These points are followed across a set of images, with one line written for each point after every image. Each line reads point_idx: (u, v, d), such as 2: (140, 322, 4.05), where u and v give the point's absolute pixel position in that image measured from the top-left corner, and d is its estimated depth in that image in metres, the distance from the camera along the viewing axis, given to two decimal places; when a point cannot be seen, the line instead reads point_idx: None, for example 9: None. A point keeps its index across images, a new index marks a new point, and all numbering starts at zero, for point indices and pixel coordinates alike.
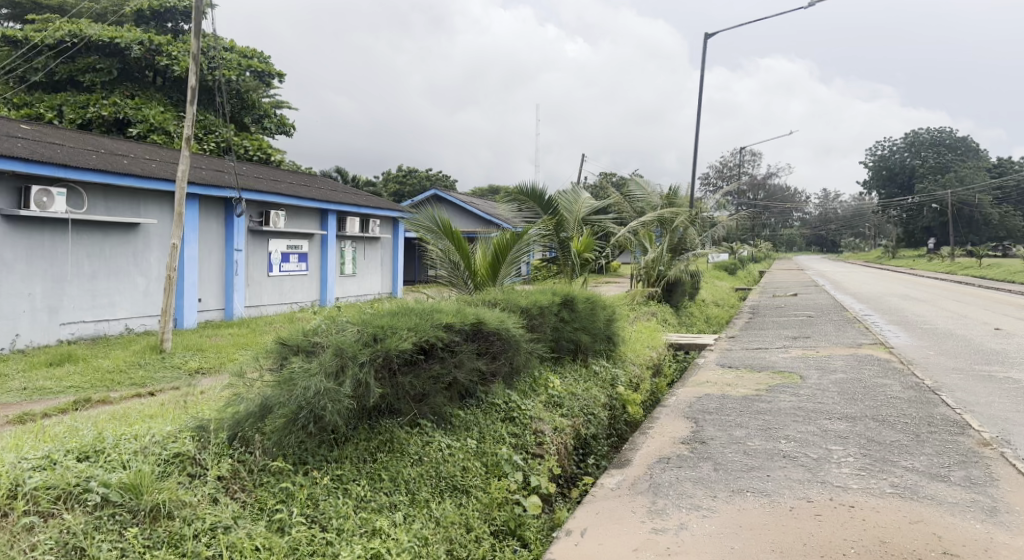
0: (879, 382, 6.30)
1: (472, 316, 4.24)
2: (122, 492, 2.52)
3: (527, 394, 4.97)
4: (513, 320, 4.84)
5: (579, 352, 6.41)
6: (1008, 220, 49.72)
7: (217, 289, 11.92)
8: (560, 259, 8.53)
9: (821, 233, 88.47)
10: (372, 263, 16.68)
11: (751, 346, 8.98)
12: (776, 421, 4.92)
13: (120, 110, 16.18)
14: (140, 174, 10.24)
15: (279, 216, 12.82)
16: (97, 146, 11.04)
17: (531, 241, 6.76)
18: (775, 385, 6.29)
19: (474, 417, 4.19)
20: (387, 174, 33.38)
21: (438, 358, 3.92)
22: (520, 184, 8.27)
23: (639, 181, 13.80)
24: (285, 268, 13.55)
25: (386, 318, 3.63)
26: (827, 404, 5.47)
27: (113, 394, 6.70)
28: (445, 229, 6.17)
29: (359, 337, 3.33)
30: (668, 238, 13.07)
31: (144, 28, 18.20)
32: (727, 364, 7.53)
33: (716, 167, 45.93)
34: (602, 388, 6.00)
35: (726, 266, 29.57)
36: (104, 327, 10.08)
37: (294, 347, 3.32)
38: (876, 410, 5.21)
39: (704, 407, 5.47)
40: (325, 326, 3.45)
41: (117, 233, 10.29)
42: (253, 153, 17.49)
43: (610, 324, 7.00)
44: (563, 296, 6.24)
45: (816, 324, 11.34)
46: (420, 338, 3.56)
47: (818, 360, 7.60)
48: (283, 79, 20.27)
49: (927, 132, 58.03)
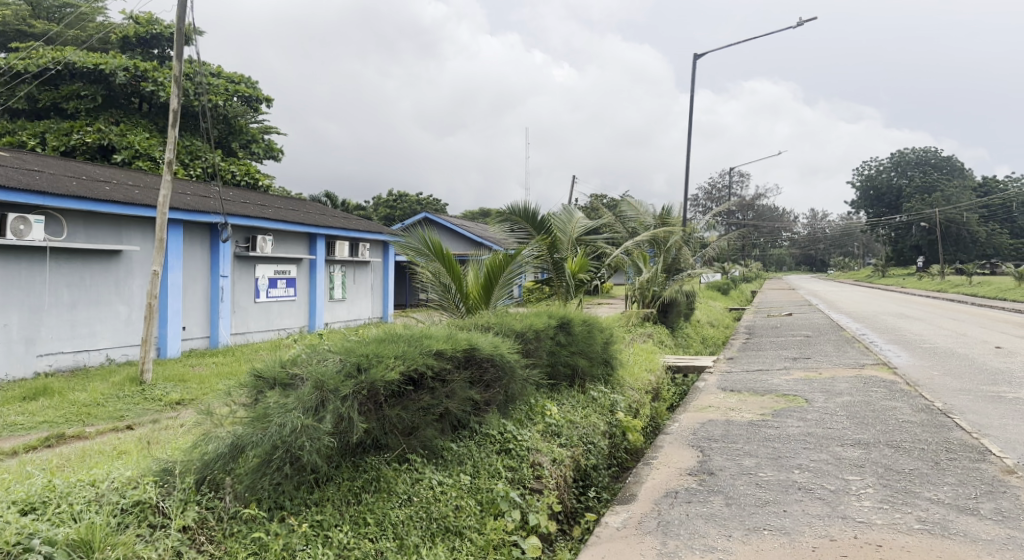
0: (888, 405, 6.06)
1: (464, 342, 3.97)
2: (70, 550, 2.24)
3: (523, 424, 4.69)
4: (508, 345, 4.59)
5: (576, 378, 6.15)
6: (995, 237, 50.10)
7: (201, 317, 11.60)
8: (554, 280, 8.29)
9: (811, 253, 88.95)
10: (361, 287, 16.40)
11: (751, 368, 8.74)
12: (785, 449, 4.67)
13: (104, 136, 15.94)
14: (122, 200, 9.97)
15: (266, 241, 12.55)
16: (79, 173, 10.78)
17: (525, 262, 6.53)
18: (780, 410, 6.03)
19: (467, 450, 3.91)
20: (378, 199, 33.23)
21: (428, 388, 3.64)
22: (512, 204, 8.02)
23: (632, 201, 13.65)
24: (272, 293, 13.25)
25: (372, 345, 3.35)
26: (836, 429, 5.22)
27: (89, 429, 6.38)
28: (435, 250, 5.91)
29: (341, 368, 3.06)
30: (662, 258, 12.89)
31: (129, 55, 17.98)
32: (728, 387, 7.27)
33: (706, 188, 46.12)
34: (601, 415, 5.73)
35: (718, 286, 29.47)
36: (84, 358, 9.74)
37: (270, 379, 3.04)
38: (889, 436, 4.96)
39: (708, 434, 5.21)
40: (305, 356, 3.18)
41: (98, 260, 9.98)
42: (240, 178, 17.27)
43: (607, 347, 6.76)
44: (559, 319, 6.00)
45: (815, 344, 11.13)
46: (408, 368, 3.29)
47: (822, 382, 7.36)
48: (270, 104, 20.12)
49: (913, 152, 58.72)
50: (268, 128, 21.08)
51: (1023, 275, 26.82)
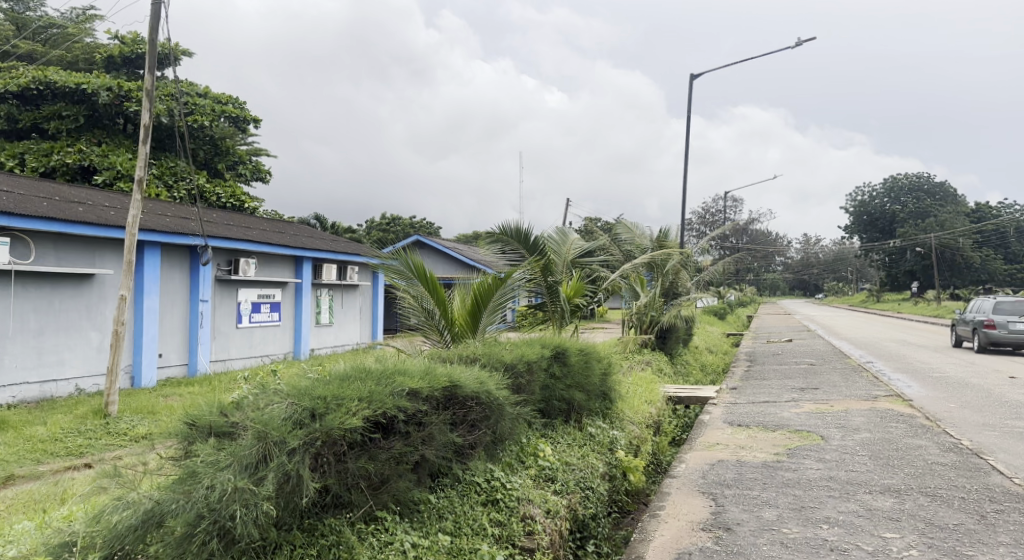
0: (913, 444, 5.56)
1: (444, 378, 3.44)
2: None
3: (514, 469, 4.19)
4: (496, 381, 4.07)
5: (571, 413, 5.64)
6: (989, 263, 49.77)
7: (179, 343, 11.01)
8: (548, 305, 7.79)
9: (805, 278, 88.79)
10: (348, 312, 15.88)
11: (758, 399, 8.23)
12: (808, 498, 4.16)
13: (85, 157, 15.51)
14: (95, 222, 9.44)
15: (249, 263, 12.04)
16: (52, 194, 10.26)
17: (516, 285, 6.02)
18: (796, 449, 5.51)
19: (448, 503, 3.38)
20: (371, 223, 32.83)
21: (401, 434, 3.08)
22: (504, 224, 7.55)
23: (627, 224, 13.23)
24: (255, 318, 12.70)
25: (333, 385, 2.82)
26: (861, 472, 4.73)
27: (43, 467, 5.79)
28: (418, 272, 5.41)
29: (292, 416, 2.54)
30: (660, 282, 12.46)
31: (115, 75, 17.60)
32: (735, 422, 6.77)
33: (700, 212, 45.95)
34: (600, 455, 5.21)
35: (714, 310, 28.93)
36: (51, 388, 9.15)
37: (206, 427, 2.54)
38: (921, 481, 4.45)
39: (720, 478, 4.69)
40: (252, 399, 2.67)
41: (68, 285, 9.45)
42: (226, 200, 16.82)
43: (605, 378, 6.28)
44: (554, 348, 5.50)
45: (822, 373, 10.60)
46: (375, 412, 2.75)
47: (835, 416, 6.84)
48: (258, 125, 19.73)
49: (906, 177, 58.95)
50: (258, 151, 20.76)
51: None
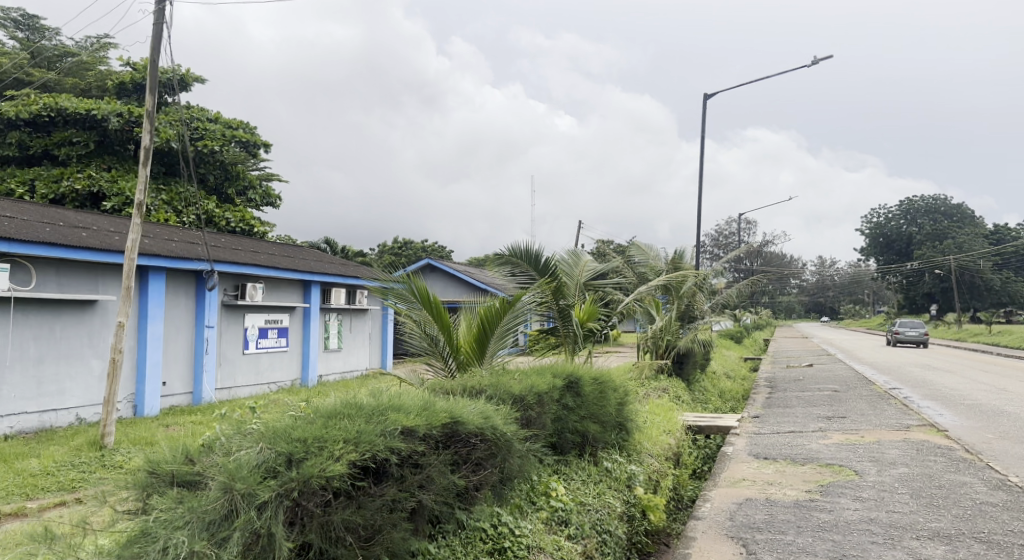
0: (957, 481, 5.12)
1: (444, 413, 3.11)
2: None
3: (523, 512, 3.85)
4: (503, 415, 3.72)
5: (586, 446, 5.28)
6: (1010, 285, 48.66)
7: (184, 371, 10.76)
8: (560, 329, 7.46)
9: (821, 300, 87.69)
10: (358, 337, 15.62)
11: (782, 429, 7.81)
12: (848, 544, 3.76)
13: (95, 183, 15.49)
14: (99, 247, 9.25)
15: (257, 288, 11.82)
16: (56, 219, 10.10)
17: (526, 309, 5.71)
18: (829, 486, 5.08)
19: (449, 554, 3.03)
20: (383, 247, 32.81)
21: (395, 478, 2.73)
22: (513, 245, 7.25)
23: (640, 246, 12.88)
24: (262, 344, 12.44)
25: (316, 424, 2.53)
26: (903, 513, 4.33)
27: (31, 504, 5.49)
28: (422, 297, 5.12)
29: (265, 462, 2.24)
30: (675, 305, 12.12)
31: (126, 101, 17.65)
32: (760, 454, 6.38)
33: (713, 235, 45.30)
34: (617, 492, 4.87)
35: (730, 333, 28.44)
36: (50, 418, 8.89)
37: (169, 475, 2.27)
38: (972, 525, 4.03)
39: (749, 521, 4.30)
40: (223, 442, 2.42)
41: (71, 311, 9.25)
42: (235, 225, 16.71)
43: (621, 408, 5.90)
44: (566, 377, 5.15)
45: (847, 401, 10.11)
46: (362, 456, 2.42)
47: (868, 448, 6.41)
48: (268, 150, 19.70)
49: (922, 199, 58.38)
50: (269, 176, 20.74)
51: None
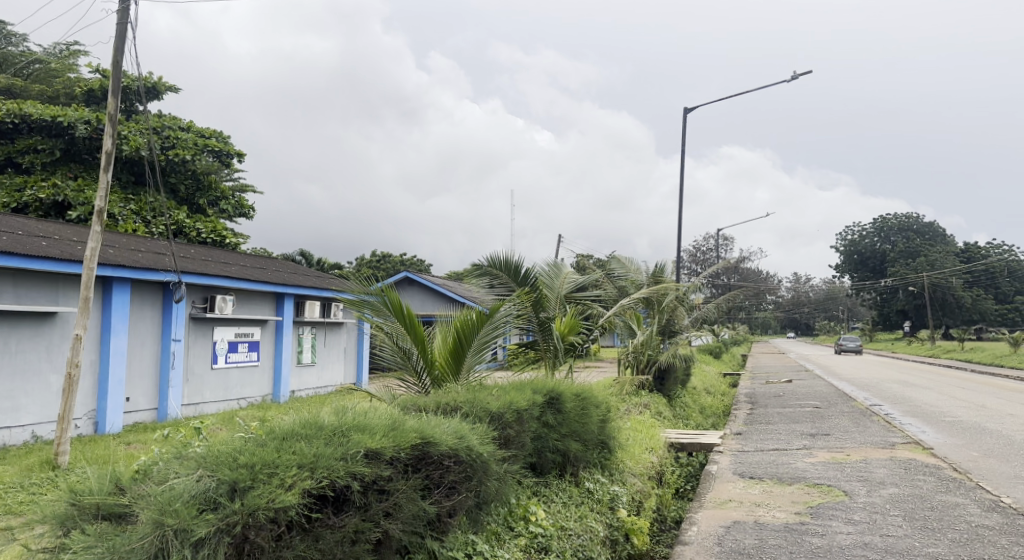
0: (949, 502, 4.96)
1: (415, 432, 2.85)
2: None
3: (500, 539, 3.59)
4: (479, 434, 3.47)
5: (567, 466, 5.03)
6: (981, 303, 49.53)
7: (149, 386, 10.32)
8: (539, 343, 7.24)
9: (796, 316, 88.60)
10: (331, 352, 15.21)
11: (766, 446, 7.62)
12: None
13: (59, 192, 14.97)
14: (61, 257, 8.83)
15: (227, 301, 11.44)
16: (16, 228, 9.66)
17: (505, 321, 5.46)
18: (818, 507, 4.90)
19: None
20: (361, 261, 32.40)
21: (357, 506, 2.46)
22: (492, 256, 7.04)
23: (621, 260, 12.71)
24: (231, 358, 12.01)
25: (267, 444, 2.31)
26: (897, 536, 4.15)
27: None
28: (396, 309, 4.85)
29: (205, 492, 2.04)
30: (656, 319, 11.97)
31: (94, 108, 17.19)
32: (745, 473, 6.19)
33: (691, 250, 45.43)
34: (600, 516, 4.62)
35: (709, 348, 28.40)
36: (3, 437, 8.42)
37: (93, 508, 2.10)
38: (970, 550, 3.85)
39: (739, 546, 4.08)
40: (161, 468, 2.24)
41: (29, 323, 8.81)
42: (206, 236, 16.25)
43: (604, 425, 5.67)
44: (546, 394, 4.89)
45: (830, 418, 9.98)
46: (319, 484, 2.19)
47: (856, 467, 6.24)
48: (242, 159, 19.28)
49: (895, 217, 59.40)
50: (243, 187, 20.29)
51: (1018, 340, 25.89)
